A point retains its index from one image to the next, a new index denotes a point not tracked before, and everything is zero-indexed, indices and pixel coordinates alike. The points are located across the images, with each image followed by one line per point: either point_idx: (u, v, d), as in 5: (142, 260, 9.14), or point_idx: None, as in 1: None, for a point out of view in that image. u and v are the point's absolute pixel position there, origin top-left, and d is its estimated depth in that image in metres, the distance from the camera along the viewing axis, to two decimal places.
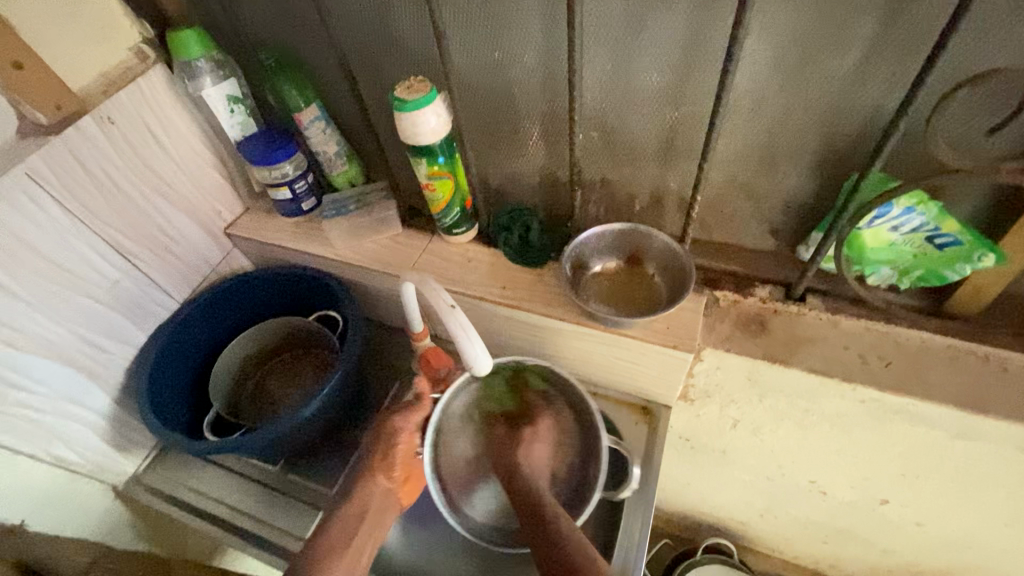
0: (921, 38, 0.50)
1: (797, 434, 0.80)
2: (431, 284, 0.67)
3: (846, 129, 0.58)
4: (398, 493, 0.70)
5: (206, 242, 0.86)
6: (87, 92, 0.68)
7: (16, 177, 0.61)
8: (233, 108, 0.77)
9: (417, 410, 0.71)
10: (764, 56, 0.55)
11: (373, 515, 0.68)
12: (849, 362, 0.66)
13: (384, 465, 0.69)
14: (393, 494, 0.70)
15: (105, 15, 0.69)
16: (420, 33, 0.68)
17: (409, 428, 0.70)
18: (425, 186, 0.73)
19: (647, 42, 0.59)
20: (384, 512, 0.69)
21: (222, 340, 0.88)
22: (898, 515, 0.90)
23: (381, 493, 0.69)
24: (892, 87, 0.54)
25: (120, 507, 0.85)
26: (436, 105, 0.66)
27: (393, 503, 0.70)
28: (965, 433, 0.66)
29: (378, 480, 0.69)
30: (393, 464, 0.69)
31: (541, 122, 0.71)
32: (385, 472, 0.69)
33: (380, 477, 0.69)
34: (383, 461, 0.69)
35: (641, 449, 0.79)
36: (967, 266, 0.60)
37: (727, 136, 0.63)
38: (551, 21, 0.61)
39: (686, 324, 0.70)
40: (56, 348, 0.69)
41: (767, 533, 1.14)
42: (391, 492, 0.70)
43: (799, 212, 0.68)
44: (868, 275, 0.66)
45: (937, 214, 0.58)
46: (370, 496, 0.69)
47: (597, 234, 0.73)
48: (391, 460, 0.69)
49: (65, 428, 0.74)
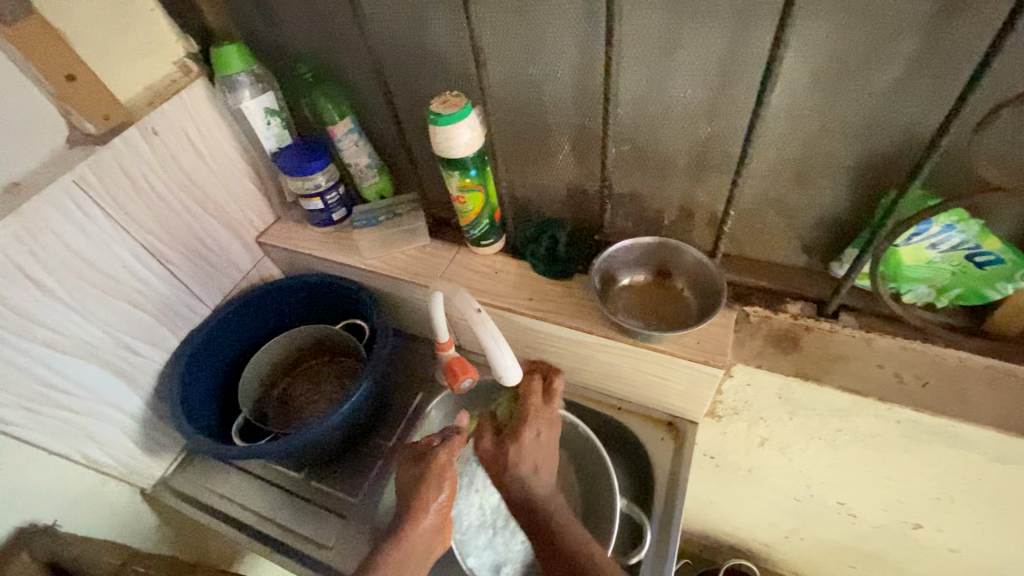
0: (964, 57, 0.50)
1: (827, 454, 0.78)
2: (461, 292, 0.67)
3: (884, 143, 0.58)
4: (442, 528, 0.66)
5: (238, 250, 0.87)
6: (133, 104, 0.70)
7: (64, 183, 0.63)
8: (270, 120, 0.79)
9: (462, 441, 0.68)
10: (800, 74, 0.56)
11: (423, 544, 0.65)
12: (884, 382, 0.65)
13: (433, 486, 0.65)
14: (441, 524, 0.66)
15: (154, 30, 0.72)
16: (456, 47, 0.69)
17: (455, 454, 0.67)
18: (456, 198, 0.74)
19: (683, 56, 0.59)
20: (433, 543, 0.66)
21: (251, 347, 0.89)
22: (932, 540, 0.88)
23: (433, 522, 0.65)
24: (934, 103, 0.53)
25: (148, 510, 0.86)
26: (471, 119, 0.67)
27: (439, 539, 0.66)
28: (1006, 457, 0.64)
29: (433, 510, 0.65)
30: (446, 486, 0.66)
31: (572, 137, 0.72)
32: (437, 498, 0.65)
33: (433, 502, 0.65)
34: (433, 489, 0.65)
35: (668, 465, 0.78)
36: (1008, 285, 0.59)
37: (761, 152, 0.63)
38: (587, 36, 0.62)
39: (717, 339, 0.69)
40: (92, 352, 0.71)
41: (792, 556, 1.11)
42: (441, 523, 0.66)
43: (832, 228, 0.68)
44: (904, 292, 0.65)
45: (978, 232, 0.58)
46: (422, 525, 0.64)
47: (626, 247, 0.74)
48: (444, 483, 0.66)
49: (99, 431, 0.75)
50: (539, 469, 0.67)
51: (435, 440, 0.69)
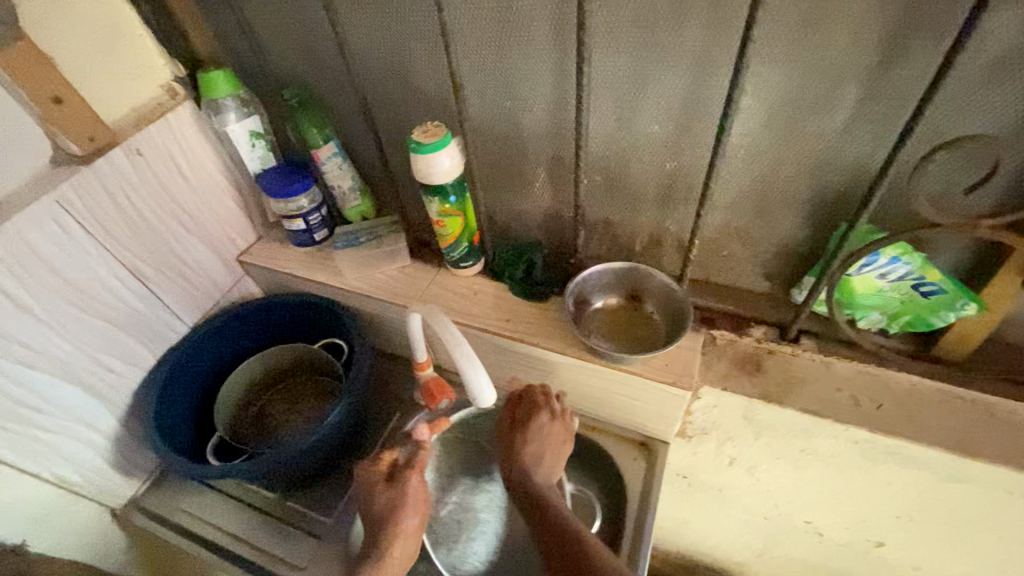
0: (901, 105, 0.54)
1: (793, 473, 0.81)
2: (438, 316, 0.68)
3: (835, 180, 0.62)
4: (413, 544, 0.68)
5: (218, 268, 0.88)
6: (118, 126, 0.72)
7: (46, 203, 0.64)
8: (254, 142, 0.81)
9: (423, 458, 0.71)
10: (756, 115, 0.60)
11: (396, 557, 0.67)
12: (841, 404, 0.68)
13: (406, 511, 0.68)
14: (413, 536, 0.68)
15: (142, 55, 0.74)
16: (436, 79, 0.72)
17: (416, 471, 0.70)
18: (435, 222, 0.76)
19: (649, 95, 0.63)
20: (407, 557, 0.68)
21: (228, 365, 0.89)
22: (895, 558, 0.90)
23: (405, 538, 0.67)
24: (876, 145, 0.58)
25: (118, 531, 0.85)
26: (450, 148, 0.70)
27: (412, 552, 0.68)
28: (955, 476, 0.68)
29: (403, 524, 0.67)
30: (413, 503, 0.68)
31: (547, 166, 0.75)
32: (407, 514, 0.67)
33: (404, 519, 0.67)
34: (405, 506, 0.67)
35: (640, 483, 0.80)
36: (951, 314, 0.63)
37: (723, 185, 0.67)
38: (560, 73, 0.65)
39: (684, 361, 0.72)
40: (68, 370, 0.71)
41: (765, 574, 1.12)
42: (412, 535, 0.68)
43: (791, 257, 0.72)
44: (858, 318, 0.69)
45: (922, 264, 0.62)
46: (395, 541, 0.67)
47: (598, 271, 0.76)
48: (411, 500, 0.68)
49: (70, 449, 0.74)
50: (544, 462, 0.71)
51: (399, 458, 0.71)
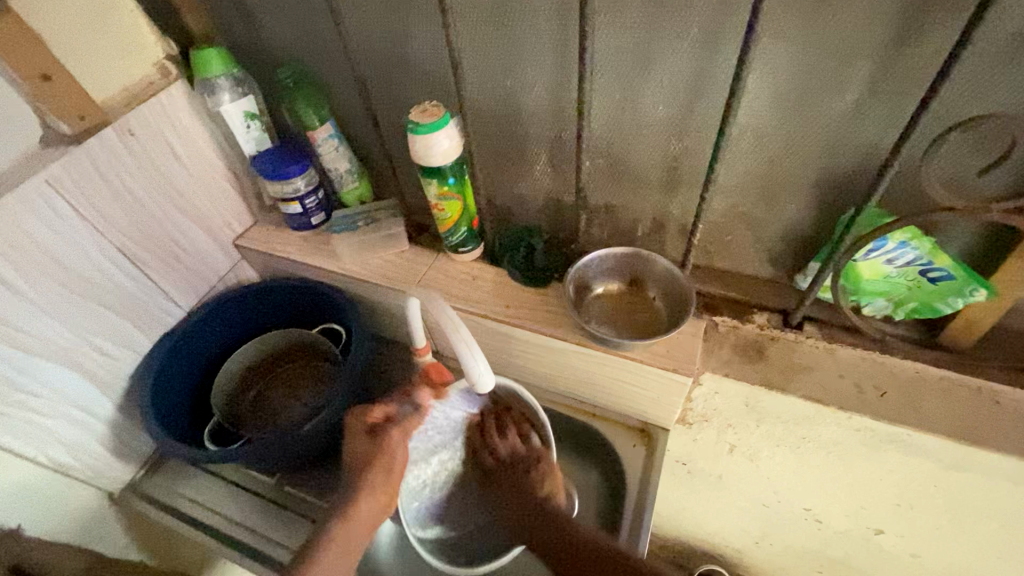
0: (915, 84, 0.53)
1: (793, 461, 0.81)
2: (436, 300, 0.66)
3: (843, 162, 0.60)
4: (382, 502, 0.65)
5: (214, 252, 0.87)
6: (109, 105, 0.70)
7: (36, 183, 0.62)
8: (249, 123, 0.79)
9: (417, 419, 0.68)
10: (764, 94, 0.58)
11: (359, 514, 0.64)
12: (845, 391, 0.67)
13: (378, 467, 0.65)
14: (379, 494, 0.65)
15: (132, 32, 0.72)
16: (435, 58, 0.70)
17: (404, 431, 0.66)
18: (434, 205, 0.75)
19: (653, 73, 0.61)
20: (369, 514, 0.64)
21: (225, 351, 0.89)
22: (893, 546, 0.90)
23: (371, 493, 0.64)
24: (887, 127, 0.56)
25: (116, 515, 0.85)
26: (449, 128, 0.68)
27: (377, 512, 0.65)
28: (958, 464, 0.67)
29: (371, 482, 0.64)
30: (388, 460, 0.65)
31: (548, 149, 0.74)
32: (378, 472, 0.64)
33: (371, 475, 0.64)
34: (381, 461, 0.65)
35: (639, 470, 0.80)
36: (959, 300, 0.62)
37: (728, 167, 0.66)
38: (563, 51, 0.63)
39: (686, 348, 0.71)
40: (63, 354, 0.70)
41: (762, 560, 1.13)
42: (376, 491, 0.64)
43: (796, 242, 0.70)
44: (864, 305, 0.68)
45: (929, 249, 0.61)
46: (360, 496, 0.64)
47: (600, 256, 0.75)
48: (388, 457, 0.65)
49: (66, 434, 0.74)
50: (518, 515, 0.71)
51: (394, 414, 0.68)
